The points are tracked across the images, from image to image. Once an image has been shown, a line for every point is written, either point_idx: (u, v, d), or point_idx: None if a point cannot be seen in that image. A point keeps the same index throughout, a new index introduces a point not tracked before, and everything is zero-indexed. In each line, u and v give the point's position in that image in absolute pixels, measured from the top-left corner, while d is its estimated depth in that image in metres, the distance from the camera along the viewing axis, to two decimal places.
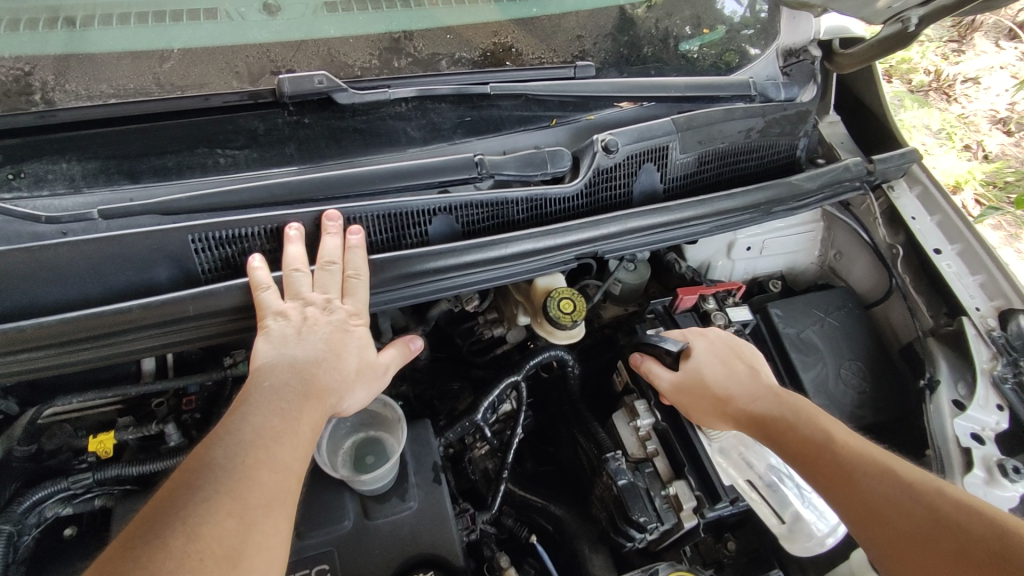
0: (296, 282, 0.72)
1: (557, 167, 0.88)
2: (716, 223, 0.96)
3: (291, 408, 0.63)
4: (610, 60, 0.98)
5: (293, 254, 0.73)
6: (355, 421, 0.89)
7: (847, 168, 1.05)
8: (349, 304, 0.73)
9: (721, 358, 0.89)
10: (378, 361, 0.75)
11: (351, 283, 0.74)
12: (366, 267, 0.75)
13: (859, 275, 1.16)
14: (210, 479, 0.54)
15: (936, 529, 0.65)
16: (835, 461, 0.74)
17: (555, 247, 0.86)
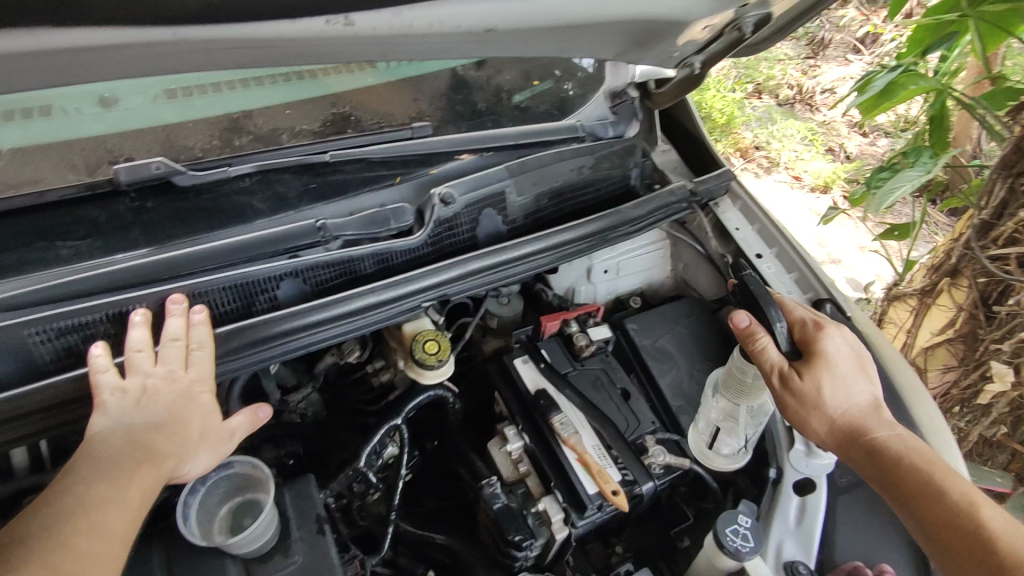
0: (139, 359, 0.75)
1: (400, 223, 0.95)
2: (557, 255, 1.05)
3: (119, 474, 0.67)
4: (446, 117, 1.08)
5: (137, 335, 0.76)
6: (227, 486, 0.90)
7: (671, 193, 1.16)
8: (193, 374, 0.77)
9: (846, 371, 0.93)
10: (224, 425, 0.79)
11: (194, 356, 0.78)
12: (211, 339, 0.79)
13: (704, 283, 1.29)
14: (17, 555, 0.59)
15: (975, 549, 0.74)
16: (902, 480, 0.82)
17: (405, 296, 0.93)
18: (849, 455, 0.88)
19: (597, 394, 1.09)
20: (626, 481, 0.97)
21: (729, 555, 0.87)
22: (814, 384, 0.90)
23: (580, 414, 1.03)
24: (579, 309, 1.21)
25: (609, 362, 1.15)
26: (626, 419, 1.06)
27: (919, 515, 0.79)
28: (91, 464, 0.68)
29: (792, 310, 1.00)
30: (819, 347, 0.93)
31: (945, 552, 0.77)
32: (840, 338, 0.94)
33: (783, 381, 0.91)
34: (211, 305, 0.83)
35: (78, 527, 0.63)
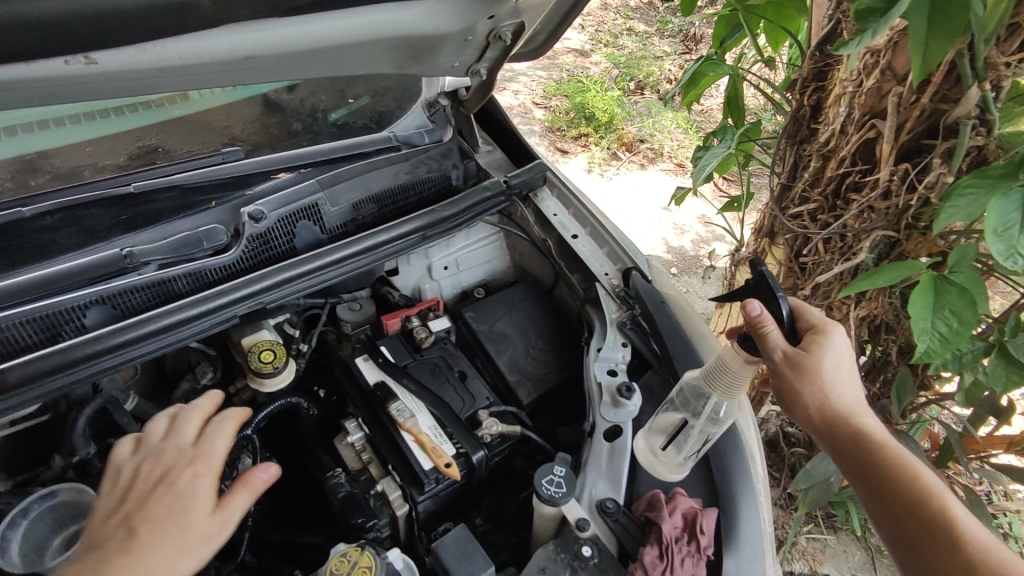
0: (153, 444, 0.84)
1: (213, 242, 1.01)
2: (378, 254, 1.13)
3: (126, 542, 0.72)
4: (260, 142, 1.15)
5: (194, 421, 0.87)
6: (56, 517, 0.91)
7: (486, 188, 1.28)
8: (196, 454, 0.82)
9: (843, 370, 0.92)
10: (218, 513, 0.77)
11: (207, 445, 0.84)
12: (235, 425, 0.87)
13: (536, 268, 1.41)
14: None
15: (926, 535, 0.77)
16: (877, 468, 0.83)
17: (221, 309, 0.98)
18: (832, 441, 0.89)
19: (435, 380, 1.17)
20: (457, 452, 1.05)
21: (544, 501, 0.94)
22: (812, 373, 0.90)
23: (416, 399, 1.11)
24: (420, 305, 1.30)
25: (448, 350, 1.23)
26: (462, 398, 1.15)
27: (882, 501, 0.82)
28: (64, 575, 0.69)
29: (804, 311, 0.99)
30: (822, 342, 0.92)
31: (910, 543, 0.78)
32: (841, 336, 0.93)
33: (785, 362, 0.91)
34: (14, 339, 0.86)
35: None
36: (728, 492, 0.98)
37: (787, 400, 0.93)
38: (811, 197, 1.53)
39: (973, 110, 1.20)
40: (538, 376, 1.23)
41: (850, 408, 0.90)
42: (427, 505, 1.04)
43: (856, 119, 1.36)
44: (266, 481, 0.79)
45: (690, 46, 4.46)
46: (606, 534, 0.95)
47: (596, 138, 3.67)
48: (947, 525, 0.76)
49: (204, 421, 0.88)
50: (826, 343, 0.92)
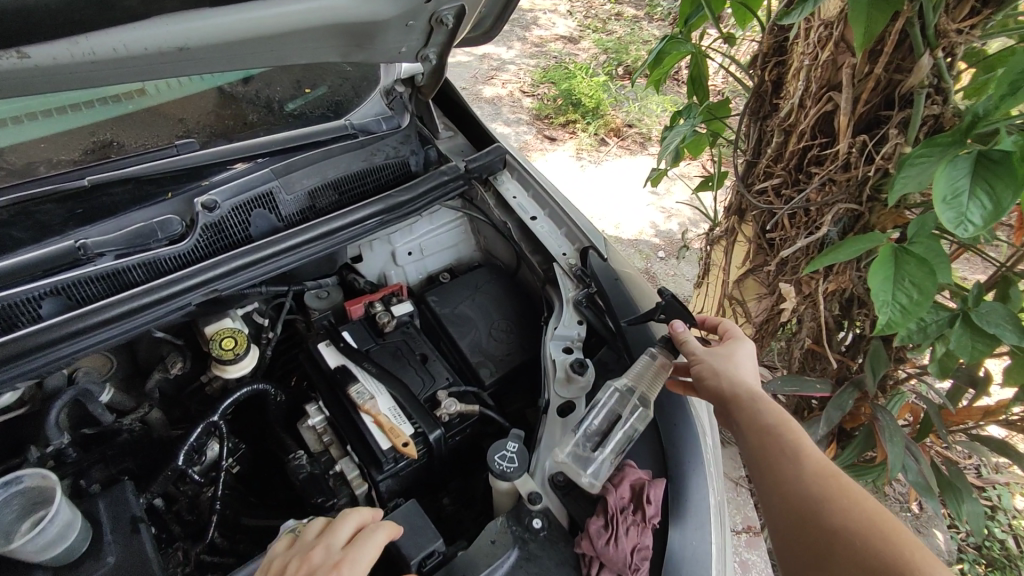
0: (309, 541, 0.79)
1: (167, 233, 1.04)
2: (333, 240, 1.15)
3: None
4: (216, 133, 1.17)
5: (314, 528, 0.82)
6: (23, 503, 0.93)
7: (443, 173, 1.29)
8: (349, 555, 0.76)
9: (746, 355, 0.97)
10: None
11: (354, 546, 0.77)
12: (381, 538, 0.79)
13: (501, 251, 1.42)
14: None
15: (778, 471, 0.79)
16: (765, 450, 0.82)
17: (176, 297, 1.00)
18: (729, 430, 0.90)
19: (396, 362, 1.19)
20: (415, 431, 1.07)
21: (497, 476, 0.95)
22: (714, 364, 0.95)
23: (376, 381, 1.13)
24: (384, 290, 1.32)
25: (411, 333, 1.26)
26: (422, 379, 1.18)
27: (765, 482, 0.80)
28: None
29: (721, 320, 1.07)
30: (732, 349, 0.98)
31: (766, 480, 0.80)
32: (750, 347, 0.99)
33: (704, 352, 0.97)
34: None
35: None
36: (678, 463, 0.99)
37: (696, 373, 0.97)
38: (776, 173, 1.53)
39: (926, 78, 1.19)
40: (500, 357, 1.25)
41: (744, 374, 0.93)
42: (391, 486, 1.04)
43: (813, 92, 1.35)
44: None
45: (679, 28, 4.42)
46: (557, 507, 0.96)
47: (583, 125, 3.65)
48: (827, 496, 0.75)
49: (357, 521, 0.82)
50: (734, 349, 0.97)
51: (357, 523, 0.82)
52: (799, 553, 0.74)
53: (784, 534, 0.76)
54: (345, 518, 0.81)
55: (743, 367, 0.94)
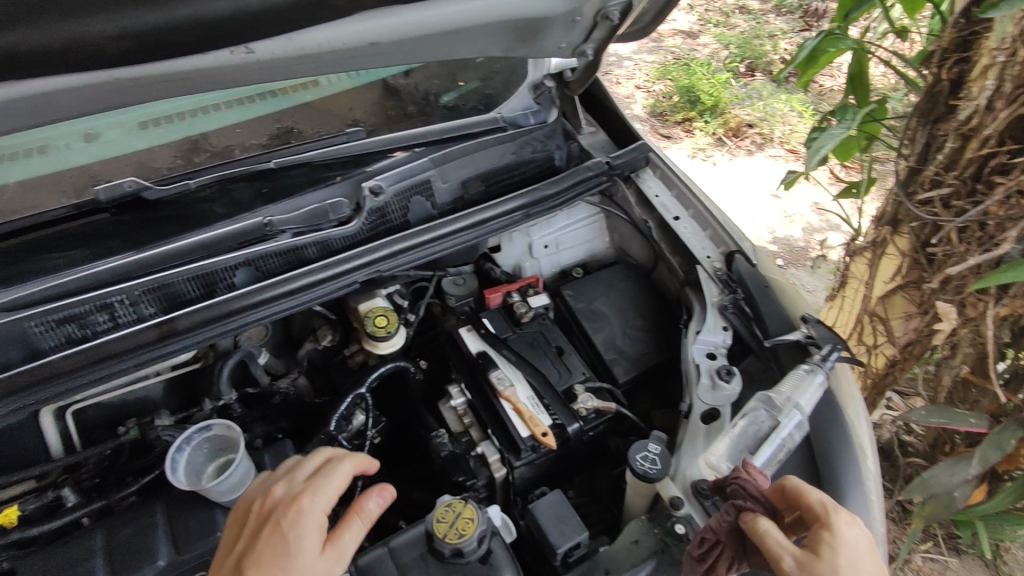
0: (278, 476, 0.87)
1: (338, 215, 1.11)
2: (482, 229, 1.18)
3: None
4: (380, 122, 1.23)
5: (274, 473, 0.88)
6: (210, 447, 1.05)
7: (586, 167, 1.30)
8: (314, 491, 0.82)
9: (867, 571, 0.73)
10: (316, 565, 0.77)
11: (320, 481, 0.83)
12: (336, 471, 0.85)
13: (637, 251, 1.40)
14: None
15: None
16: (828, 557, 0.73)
17: (342, 274, 1.07)
18: None
19: (533, 352, 1.21)
20: (552, 419, 1.10)
21: (640, 476, 0.92)
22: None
23: (513, 369, 1.17)
24: (521, 281, 1.35)
25: (547, 325, 1.27)
26: (559, 372, 1.19)
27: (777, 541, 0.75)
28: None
29: (801, 491, 0.80)
30: (832, 516, 0.76)
31: None
32: (863, 539, 0.75)
33: (796, 566, 0.72)
34: (181, 293, 1.00)
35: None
36: (833, 489, 0.93)
37: None
38: (946, 182, 1.38)
39: None
40: (634, 355, 1.24)
41: None
42: (528, 471, 1.09)
43: (1008, 92, 1.21)
44: (379, 509, 0.82)
45: (811, 22, 4.14)
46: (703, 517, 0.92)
47: (702, 123, 3.52)
48: None
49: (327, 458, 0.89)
50: (830, 520, 0.76)
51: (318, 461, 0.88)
52: None
53: None
54: (309, 462, 0.87)
55: None
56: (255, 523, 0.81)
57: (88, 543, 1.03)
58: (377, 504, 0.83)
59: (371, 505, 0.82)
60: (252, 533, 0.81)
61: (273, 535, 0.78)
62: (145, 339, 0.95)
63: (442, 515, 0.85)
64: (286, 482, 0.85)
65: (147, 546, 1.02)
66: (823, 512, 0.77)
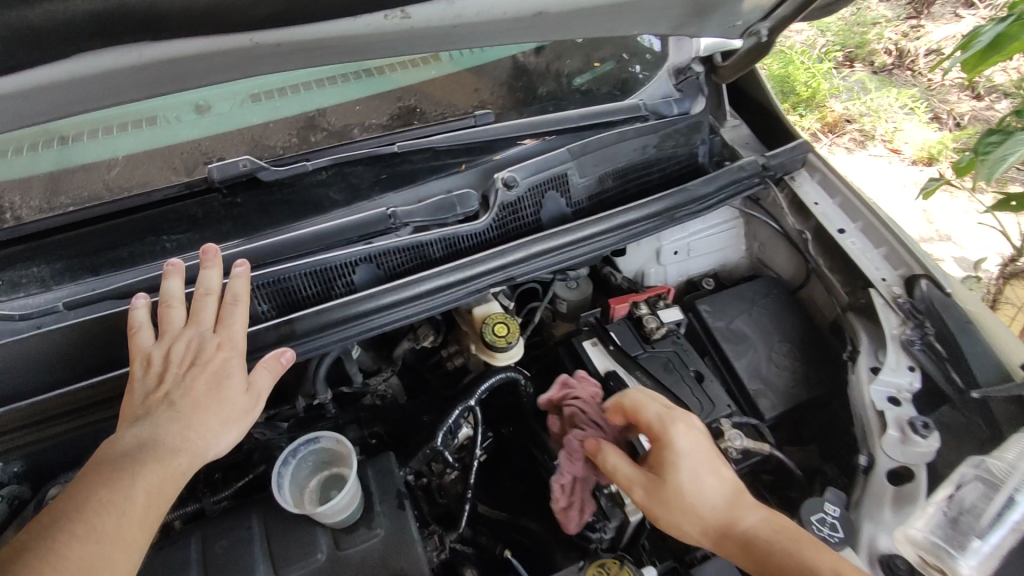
0: (175, 318, 0.80)
1: (466, 208, 0.98)
2: (622, 236, 1.04)
3: (126, 470, 0.68)
4: (508, 105, 1.09)
5: (172, 288, 0.81)
6: (316, 459, 1.00)
7: (740, 167, 1.11)
8: (214, 334, 0.79)
9: (707, 459, 0.82)
10: (240, 396, 0.77)
11: (225, 312, 0.81)
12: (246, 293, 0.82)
13: (782, 263, 1.22)
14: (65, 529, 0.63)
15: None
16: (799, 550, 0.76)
17: (472, 278, 0.94)
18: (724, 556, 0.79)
19: (669, 376, 1.07)
20: None
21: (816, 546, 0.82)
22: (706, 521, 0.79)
23: (649, 395, 1.03)
24: (648, 291, 1.20)
25: (681, 345, 1.12)
26: (700, 401, 1.04)
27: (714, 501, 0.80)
28: (113, 458, 0.69)
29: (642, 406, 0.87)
30: (664, 433, 0.83)
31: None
32: (698, 441, 0.83)
33: (646, 500, 0.82)
34: (296, 289, 0.88)
35: (95, 525, 0.65)
36: None
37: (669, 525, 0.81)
38: None
39: None
40: (783, 387, 1.08)
41: (753, 523, 0.79)
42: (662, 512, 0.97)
43: None
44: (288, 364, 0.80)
45: None
46: None
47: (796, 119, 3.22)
48: None
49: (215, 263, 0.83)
50: (662, 438, 0.83)
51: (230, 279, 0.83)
52: None
53: None
54: (168, 288, 0.81)
55: (716, 509, 0.79)
56: (189, 369, 0.77)
57: (183, 550, 0.95)
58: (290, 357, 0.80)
59: (283, 356, 0.80)
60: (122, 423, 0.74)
61: (220, 373, 0.77)
62: (260, 341, 0.85)
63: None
64: (168, 343, 0.79)
65: (244, 560, 0.94)
66: (658, 432, 0.84)
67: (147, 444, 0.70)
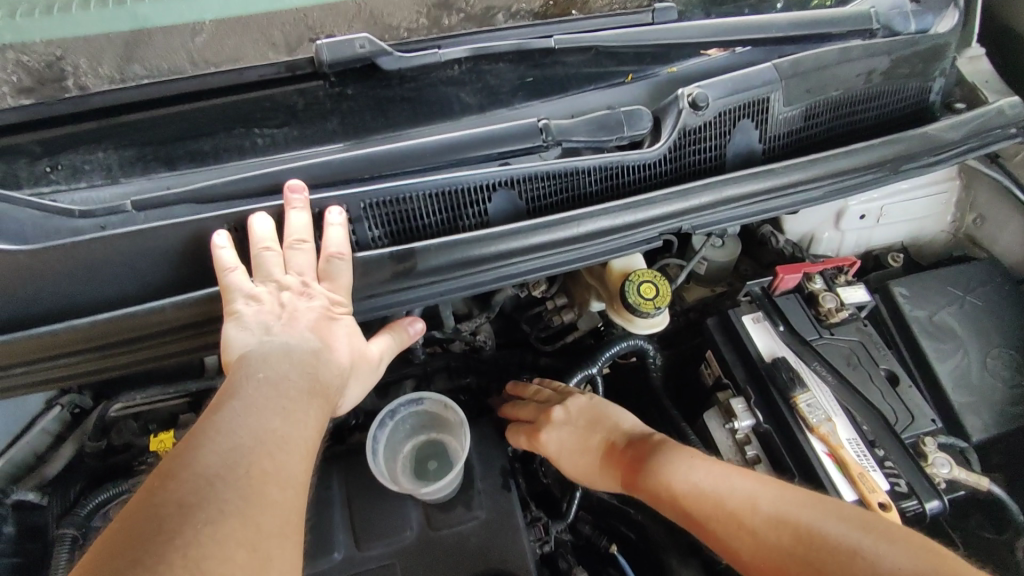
0: (275, 260, 0.63)
1: (635, 130, 0.74)
2: (832, 186, 0.79)
3: (288, 404, 0.55)
4: (694, 2, 0.84)
5: (261, 234, 0.63)
6: (414, 421, 0.87)
7: (1000, 110, 0.84)
8: (331, 289, 0.64)
9: (583, 426, 0.83)
10: (367, 354, 0.68)
11: (331, 265, 0.64)
12: (348, 247, 0.65)
13: (1009, 241, 0.98)
14: (219, 493, 0.46)
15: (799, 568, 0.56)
16: (809, 519, 0.59)
17: (636, 225, 0.72)
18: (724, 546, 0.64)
19: (853, 374, 0.85)
20: (895, 480, 0.75)
21: None
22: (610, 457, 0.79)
23: (828, 393, 0.81)
24: (825, 262, 0.95)
25: (868, 334, 0.89)
26: (894, 410, 0.83)
27: (692, 469, 0.69)
28: (241, 395, 0.54)
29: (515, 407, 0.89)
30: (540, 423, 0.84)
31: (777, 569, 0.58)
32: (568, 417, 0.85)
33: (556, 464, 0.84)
34: (416, 213, 0.68)
35: (255, 470, 0.49)
36: None
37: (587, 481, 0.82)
38: None
39: None
40: (1000, 403, 0.85)
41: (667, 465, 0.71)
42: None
43: None
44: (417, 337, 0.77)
45: None
46: None
47: None
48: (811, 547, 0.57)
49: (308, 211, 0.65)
50: (534, 429, 0.84)
51: (287, 214, 0.64)
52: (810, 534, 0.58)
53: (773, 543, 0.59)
54: (259, 226, 0.63)
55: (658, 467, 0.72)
56: (314, 322, 0.62)
57: None
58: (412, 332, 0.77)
59: (414, 329, 0.77)
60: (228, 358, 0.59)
61: (348, 334, 0.65)
62: (375, 276, 0.67)
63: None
64: (273, 285, 0.62)
65: (322, 525, 0.79)
66: (533, 422, 0.85)
67: (280, 376, 0.57)
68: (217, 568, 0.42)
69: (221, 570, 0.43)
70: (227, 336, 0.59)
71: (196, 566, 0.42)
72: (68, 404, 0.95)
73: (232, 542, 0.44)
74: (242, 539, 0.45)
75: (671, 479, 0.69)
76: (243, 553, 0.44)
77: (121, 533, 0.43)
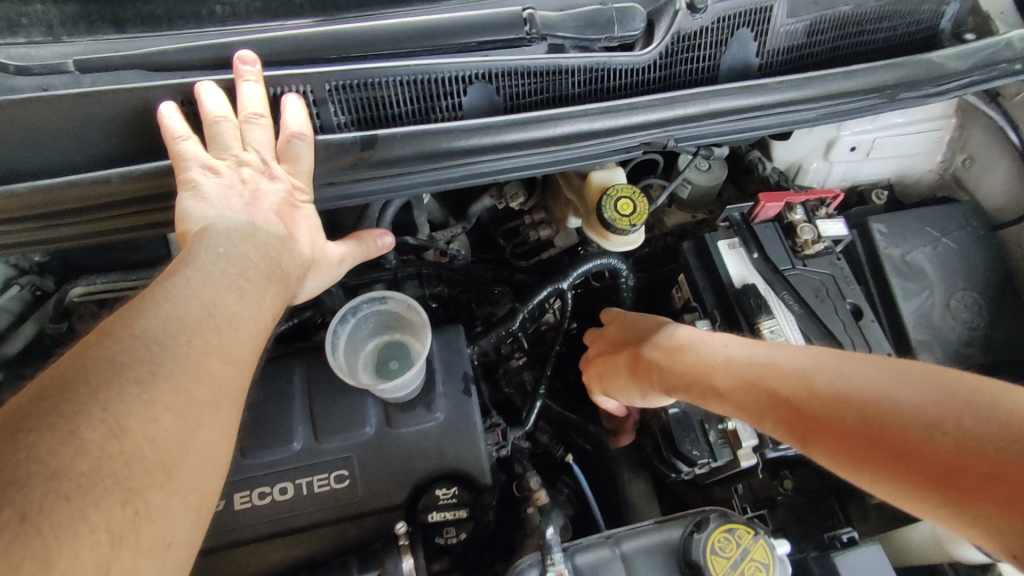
0: (227, 132, 0.58)
1: (626, 30, 0.69)
2: (825, 108, 0.76)
3: (240, 283, 0.53)
4: None
5: (212, 105, 0.58)
6: (378, 320, 0.87)
7: (1009, 43, 0.79)
8: (289, 174, 0.61)
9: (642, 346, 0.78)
10: (331, 250, 0.67)
11: (290, 146, 0.60)
12: (310, 128, 0.61)
13: (992, 186, 0.96)
14: (148, 355, 0.44)
15: (861, 444, 0.47)
16: (877, 392, 0.48)
17: (602, 131, 0.68)
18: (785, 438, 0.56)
19: (821, 305, 0.86)
20: None
21: None
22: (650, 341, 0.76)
23: (793, 322, 0.82)
24: (808, 193, 0.92)
25: (840, 268, 0.89)
26: (854, 342, 0.84)
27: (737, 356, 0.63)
28: (197, 267, 0.52)
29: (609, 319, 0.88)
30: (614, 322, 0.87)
31: (849, 461, 0.48)
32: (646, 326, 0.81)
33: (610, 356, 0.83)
34: (384, 101, 0.64)
35: (198, 341, 0.47)
36: None
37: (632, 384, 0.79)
38: None
39: None
40: (957, 343, 0.86)
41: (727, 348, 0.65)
42: (766, 458, 0.87)
43: None
44: (385, 249, 0.75)
45: None
46: None
47: None
48: (876, 421, 0.47)
49: (263, 86, 0.60)
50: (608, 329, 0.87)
51: (237, 86, 0.60)
52: (855, 417, 0.48)
53: (830, 430, 0.50)
54: (211, 94, 0.59)
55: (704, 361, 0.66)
56: (278, 206, 0.59)
57: None
58: (380, 242, 0.75)
59: (383, 243, 0.75)
60: (184, 227, 0.56)
61: (309, 226, 0.63)
62: (337, 162, 0.63)
63: (718, 544, 0.67)
64: (230, 159, 0.59)
65: (281, 417, 0.79)
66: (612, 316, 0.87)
67: (240, 254, 0.55)
68: (140, 429, 0.41)
69: (143, 429, 0.41)
70: (182, 206, 0.56)
71: (117, 423, 0.40)
72: (27, 285, 0.91)
73: (160, 406, 0.43)
74: (170, 404, 0.43)
75: (716, 371, 0.64)
76: (172, 417, 0.43)
77: (53, 379, 0.41)
